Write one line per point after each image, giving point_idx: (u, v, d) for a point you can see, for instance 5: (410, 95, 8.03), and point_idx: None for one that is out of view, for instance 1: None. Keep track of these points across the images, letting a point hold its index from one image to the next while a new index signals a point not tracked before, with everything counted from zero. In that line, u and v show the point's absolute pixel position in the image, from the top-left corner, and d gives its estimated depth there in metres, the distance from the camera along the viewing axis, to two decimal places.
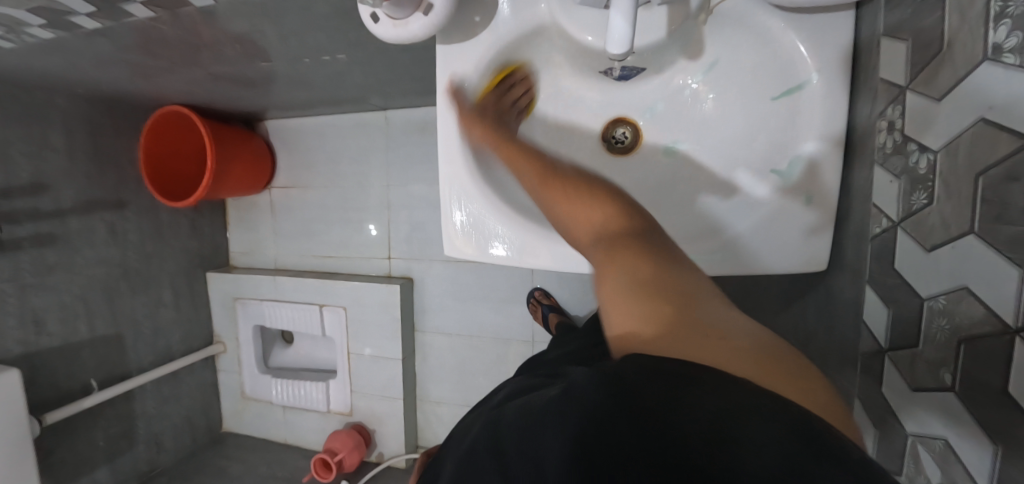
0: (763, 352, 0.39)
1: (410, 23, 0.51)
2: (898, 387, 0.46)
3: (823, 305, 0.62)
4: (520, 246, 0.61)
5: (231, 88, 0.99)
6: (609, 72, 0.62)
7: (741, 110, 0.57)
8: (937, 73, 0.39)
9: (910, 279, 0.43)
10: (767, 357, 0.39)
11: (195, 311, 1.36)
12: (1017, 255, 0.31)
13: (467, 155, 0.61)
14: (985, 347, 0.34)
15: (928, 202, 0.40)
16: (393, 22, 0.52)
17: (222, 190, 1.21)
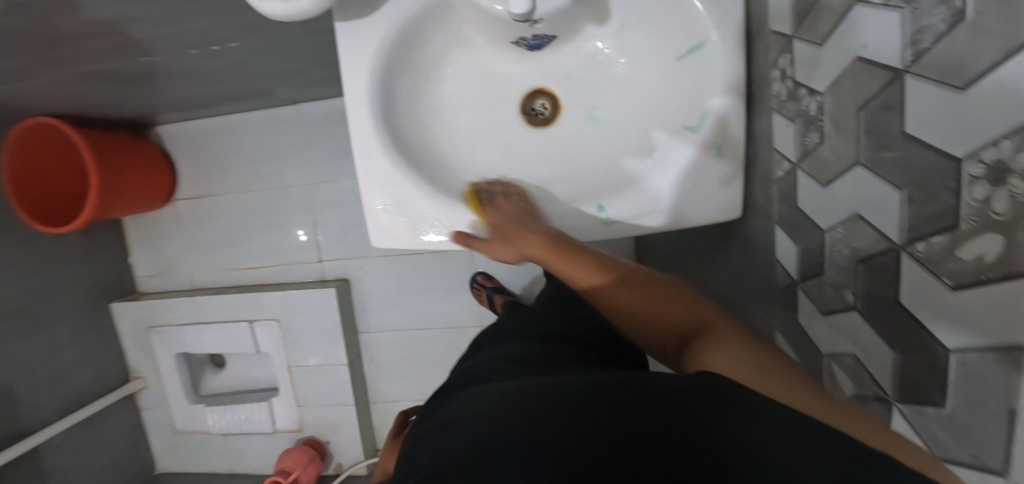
0: (784, 367, 0.38)
1: None
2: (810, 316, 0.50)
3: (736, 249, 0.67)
4: (452, 228, 0.60)
5: (105, 88, 0.90)
6: (520, 42, 0.60)
7: (651, 71, 0.59)
8: (817, 18, 0.41)
9: (811, 215, 0.46)
10: (777, 369, 0.37)
11: (104, 346, 1.23)
12: (896, 179, 0.34)
13: (384, 141, 0.58)
14: (879, 265, 0.37)
15: (820, 141, 0.43)
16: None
17: (113, 209, 1.09)
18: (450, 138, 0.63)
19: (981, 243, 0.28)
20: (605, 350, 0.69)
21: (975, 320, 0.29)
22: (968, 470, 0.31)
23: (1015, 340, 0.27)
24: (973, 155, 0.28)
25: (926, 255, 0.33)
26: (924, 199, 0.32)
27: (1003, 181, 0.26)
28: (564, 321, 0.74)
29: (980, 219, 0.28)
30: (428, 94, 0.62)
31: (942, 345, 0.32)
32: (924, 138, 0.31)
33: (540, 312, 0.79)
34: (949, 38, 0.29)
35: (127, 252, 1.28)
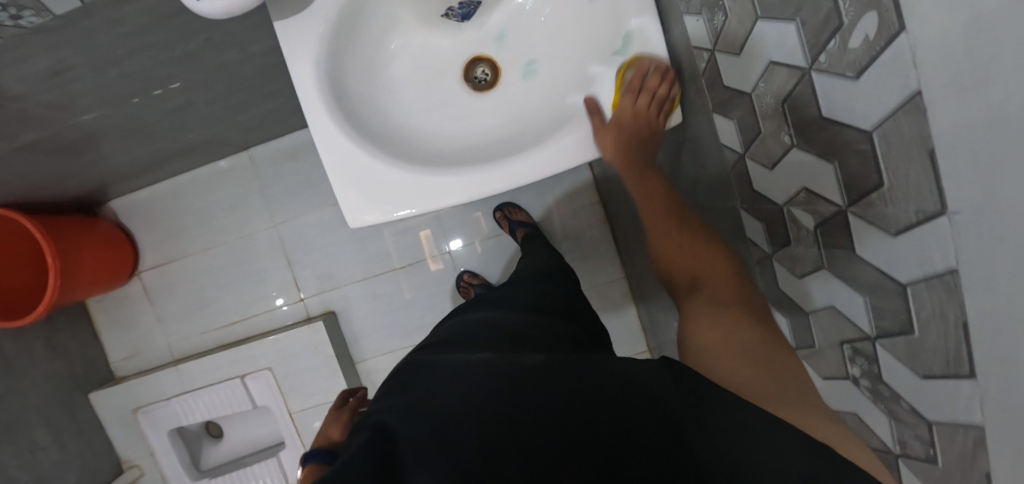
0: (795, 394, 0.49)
1: None
2: (753, 184, 0.54)
3: (686, 166, 0.72)
4: (431, 192, 0.63)
5: (50, 161, 0.89)
6: (450, 14, 0.66)
7: (571, 14, 0.64)
8: None
9: (735, 86, 0.51)
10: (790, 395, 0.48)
11: (88, 442, 1.15)
12: (788, 13, 0.40)
13: (340, 123, 0.61)
14: (799, 93, 0.43)
15: (725, 17, 0.49)
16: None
17: (74, 289, 1.06)
18: (403, 113, 0.67)
19: (863, 25, 0.34)
20: (550, 310, 0.77)
21: (880, 91, 0.34)
22: (915, 227, 0.35)
23: (913, 87, 0.31)
24: None
25: (829, 62, 0.38)
26: (813, 16, 0.38)
27: None
28: (516, 293, 0.82)
29: (856, 8, 0.34)
30: (376, 77, 0.66)
31: (863, 133, 0.37)
32: None
33: (505, 289, 0.85)
34: None
35: (97, 338, 1.23)
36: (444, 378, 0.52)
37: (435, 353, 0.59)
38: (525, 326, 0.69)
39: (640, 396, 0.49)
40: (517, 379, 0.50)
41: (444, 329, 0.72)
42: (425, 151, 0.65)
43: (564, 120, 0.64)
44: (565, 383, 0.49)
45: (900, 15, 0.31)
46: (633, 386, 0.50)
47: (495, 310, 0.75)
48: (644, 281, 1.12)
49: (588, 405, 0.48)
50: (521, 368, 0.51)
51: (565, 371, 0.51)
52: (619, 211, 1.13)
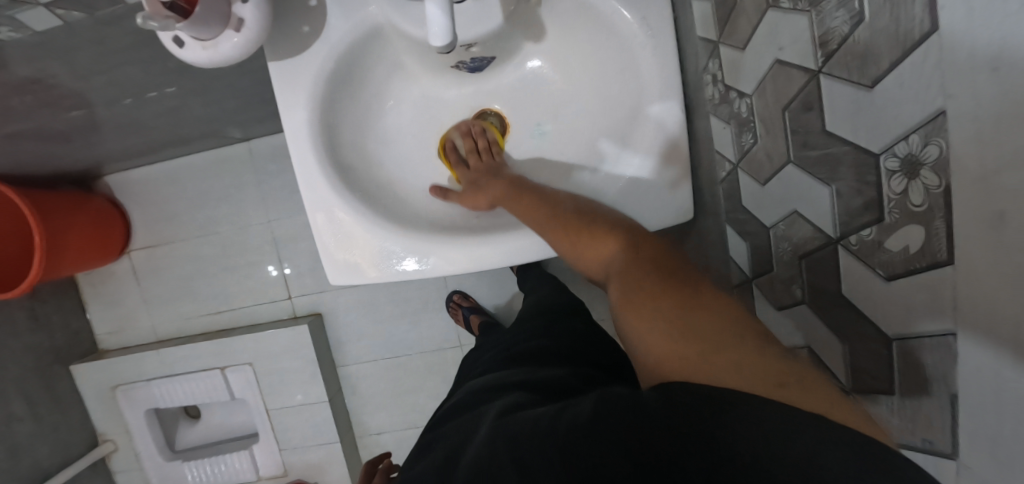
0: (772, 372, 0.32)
1: (220, 44, 0.45)
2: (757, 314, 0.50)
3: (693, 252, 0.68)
4: (410, 258, 0.59)
5: (40, 146, 0.86)
6: (459, 66, 0.59)
7: (590, 84, 0.59)
8: (735, 23, 0.42)
9: (754, 212, 0.46)
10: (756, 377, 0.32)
11: (65, 414, 1.17)
12: (824, 175, 0.35)
13: (330, 179, 0.57)
14: (819, 257, 0.38)
15: (753, 141, 0.44)
16: (199, 43, 0.45)
17: (62, 267, 1.04)
18: (397, 167, 0.63)
19: (905, 234, 0.29)
20: (588, 357, 0.62)
21: (910, 307, 0.30)
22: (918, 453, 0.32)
23: (949, 326, 0.28)
24: (889, 149, 0.29)
25: (860, 247, 0.33)
26: (849, 193, 0.33)
27: (917, 174, 0.28)
28: (537, 336, 0.67)
29: (901, 211, 0.29)
30: (372, 126, 0.61)
31: (882, 335, 0.33)
32: (842, 135, 0.33)
33: (524, 324, 0.75)
34: (852, 39, 0.30)
35: (84, 311, 1.24)
36: (465, 446, 0.44)
37: (455, 418, 0.52)
38: (560, 369, 0.55)
39: (642, 408, 0.33)
40: (517, 429, 0.38)
41: (463, 390, 0.61)
42: (415, 211, 0.61)
43: None
44: (567, 421, 0.36)
45: (949, 246, 0.27)
46: (630, 398, 0.35)
47: (523, 356, 0.62)
48: None
49: (587, 437, 0.34)
50: (521, 420, 0.39)
51: (562, 409, 0.38)
52: None
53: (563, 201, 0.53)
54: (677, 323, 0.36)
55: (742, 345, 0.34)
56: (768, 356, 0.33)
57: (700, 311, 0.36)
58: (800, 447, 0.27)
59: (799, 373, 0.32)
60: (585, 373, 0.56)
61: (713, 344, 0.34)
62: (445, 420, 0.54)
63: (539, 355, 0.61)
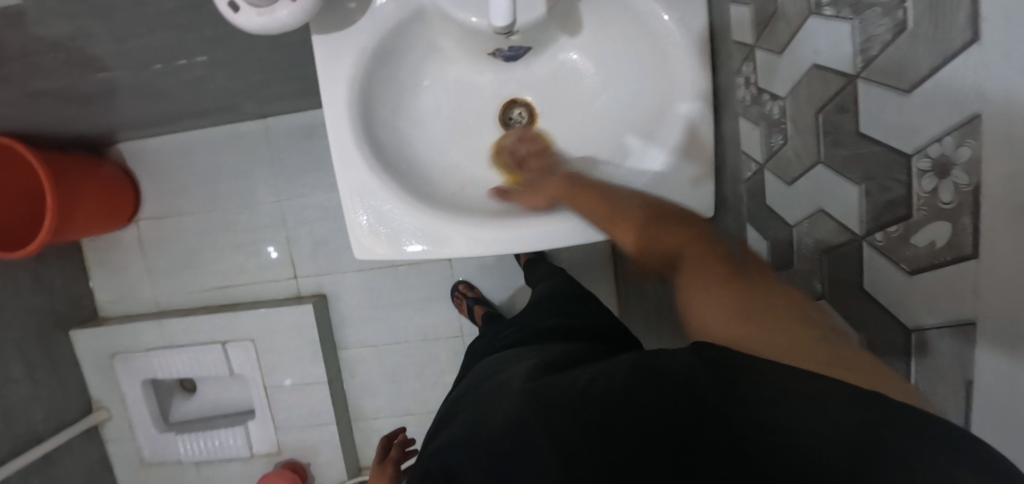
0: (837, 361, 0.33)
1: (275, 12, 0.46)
2: None
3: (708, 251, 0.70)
4: (435, 238, 0.60)
5: (61, 107, 0.86)
6: (497, 53, 0.61)
7: (622, 80, 0.61)
8: (774, 28, 0.45)
9: (777, 210, 0.49)
10: (834, 364, 0.33)
11: (61, 379, 1.17)
12: (854, 175, 0.38)
13: (364, 154, 0.59)
14: (843, 253, 0.41)
15: (783, 141, 0.46)
16: (254, 9, 0.46)
17: (71, 231, 1.04)
18: (426, 148, 0.64)
19: (932, 230, 0.31)
20: (598, 336, 0.64)
21: (932, 298, 0.33)
22: None
23: (967, 316, 0.30)
24: (921, 151, 0.31)
25: (885, 243, 0.36)
26: (878, 191, 0.36)
27: (948, 173, 0.30)
28: (547, 316, 0.69)
29: (929, 209, 0.31)
30: (405, 106, 0.63)
31: (902, 326, 0.36)
32: (874, 136, 0.35)
33: (536, 308, 0.77)
34: (892, 45, 0.32)
35: (86, 277, 1.24)
36: (489, 403, 0.45)
37: (468, 393, 0.53)
38: (576, 344, 0.58)
39: (669, 378, 0.37)
40: (548, 400, 0.40)
41: (475, 369, 0.62)
42: (441, 192, 0.63)
43: (588, 188, 0.61)
44: (602, 388, 0.39)
45: (975, 241, 0.29)
46: (661, 375, 0.37)
47: (537, 333, 0.64)
48: (638, 328, 1.12)
49: (620, 408, 0.37)
50: (554, 387, 0.42)
51: (593, 384, 0.40)
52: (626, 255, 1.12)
53: (624, 195, 0.52)
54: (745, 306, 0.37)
55: (809, 325, 0.36)
56: (825, 346, 0.34)
57: (775, 298, 0.37)
58: (807, 433, 0.29)
59: (854, 356, 0.34)
60: (598, 348, 0.59)
61: (775, 330, 0.35)
62: (460, 393, 0.55)
63: (551, 333, 0.63)
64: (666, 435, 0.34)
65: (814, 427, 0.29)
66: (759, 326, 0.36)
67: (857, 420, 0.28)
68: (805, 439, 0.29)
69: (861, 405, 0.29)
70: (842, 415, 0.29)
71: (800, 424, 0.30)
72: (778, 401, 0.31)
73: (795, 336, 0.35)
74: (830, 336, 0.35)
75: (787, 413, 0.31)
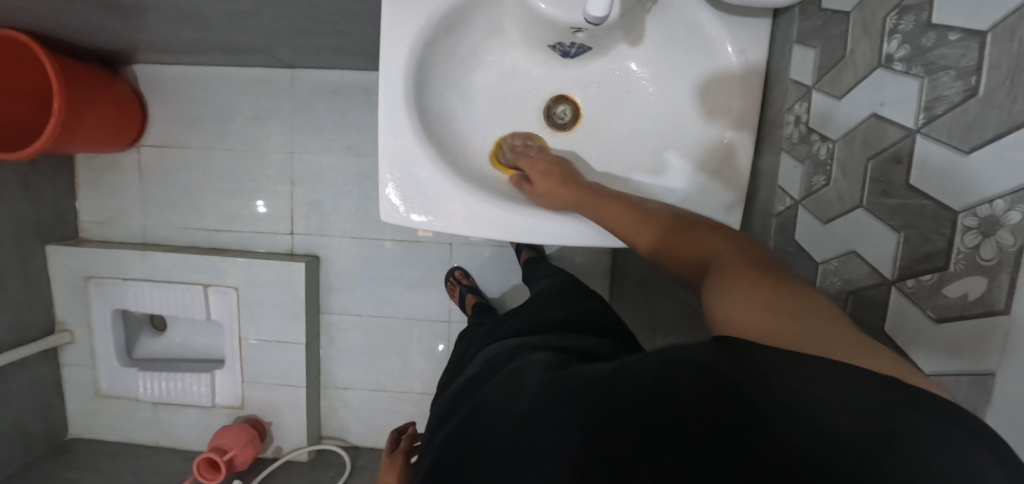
0: (843, 338, 0.30)
1: None
2: None
3: None
4: (463, 214, 0.61)
5: (91, 13, 0.83)
6: (558, 47, 0.63)
7: (673, 96, 0.62)
8: (838, 74, 0.47)
9: (807, 247, 0.52)
10: (834, 339, 0.30)
11: (29, 293, 1.12)
12: (895, 222, 0.40)
13: (411, 120, 0.59)
14: (868, 295, 0.43)
15: (826, 182, 0.49)
16: None
17: (71, 144, 0.99)
18: (469, 125, 0.65)
19: (966, 283, 0.34)
20: (605, 331, 0.65)
21: (954, 346, 0.35)
22: None
23: (987, 367, 0.33)
24: (970, 209, 0.33)
25: (915, 290, 0.38)
26: (917, 241, 0.38)
27: (993, 232, 0.32)
28: (553, 310, 0.69)
29: (967, 263, 0.34)
30: (457, 81, 0.64)
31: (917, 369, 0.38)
32: (924, 189, 0.37)
33: (538, 302, 0.78)
34: (961, 108, 0.34)
35: (74, 193, 1.20)
36: (504, 395, 0.42)
37: (483, 380, 0.50)
38: (588, 340, 0.57)
39: (689, 364, 0.32)
40: (570, 387, 0.37)
41: (479, 356, 0.62)
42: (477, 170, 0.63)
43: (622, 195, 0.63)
44: (625, 377, 0.34)
45: (1009, 299, 0.31)
46: (684, 359, 0.33)
47: (546, 325, 0.64)
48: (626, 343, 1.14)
49: (640, 395, 0.32)
50: (577, 378, 0.38)
51: (619, 371, 0.36)
52: (625, 270, 1.14)
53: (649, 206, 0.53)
54: (752, 288, 0.36)
55: (822, 317, 0.32)
56: (830, 326, 0.32)
57: (781, 288, 0.35)
58: (830, 414, 0.25)
59: (870, 347, 0.30)
60: (607, 343, 0.59)
61: (786, 308, 0.33)
62: (472, 378, 0.52)
63: (560, 325, 0.63)
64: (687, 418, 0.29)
65: (836, 407, 0.25)
66: (765, 303, 0.34)
67: (877, 401, 0.25)
68: (829, 418, 0.25)
69: (877, 384, 0.26)
70: (860, 393, 0.26)
71: (819, 407, 0.26)
72: (797, 381, 0.27)
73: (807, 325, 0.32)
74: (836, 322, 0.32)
75: (803, 389, 0.27)
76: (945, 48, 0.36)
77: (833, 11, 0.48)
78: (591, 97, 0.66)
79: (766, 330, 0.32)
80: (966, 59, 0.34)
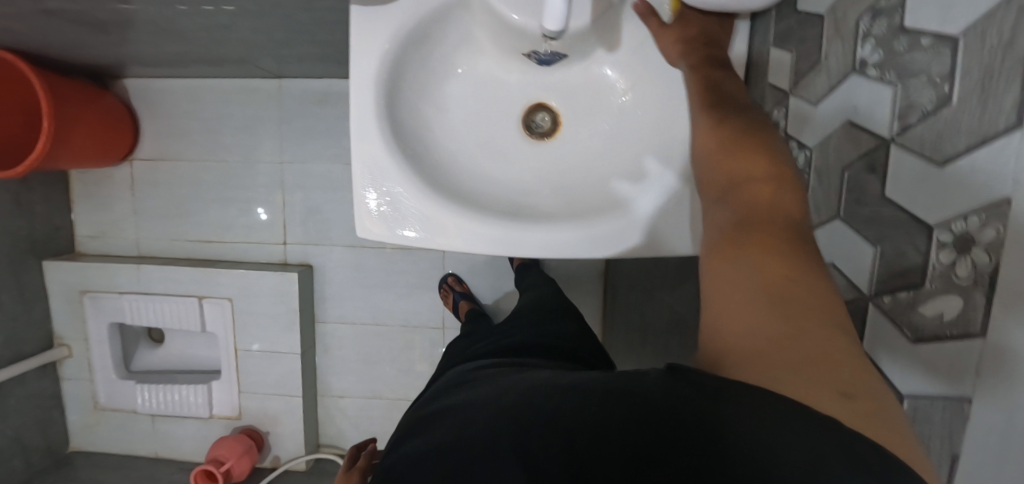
0: (854, 384, 0.28)
1: None
2: None
3: None
4: (436, 228, 0.60)
5: (71, 30, 0.83)
6: (532, 55, 0.61)
7: (651, 102, 0.60)
8: (814, 79, 0.45)
9: None
10: (842, 385, 0.28)
11: (26, 308, 1.13)
12: (871, 235, 0.38)
13: (385, 133, 0.58)
14: (846, 310, 0.42)
15: (804, 191, 0.47)
16: None
17: (60, 161, 1.00)
18: (446, 136, 0.64)
19: (942, 302, 0.32)
20: (572, 357, 0.62)
21: (930, 367, 0.33)
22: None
23: (964, 392, 0.31)
24: (943, 224, 0.32)
25: (891, 307, 0.36)
26: (893, 255, 0.36)
27: (967, 250, 0.30)
28: (523, 333, 0.68)
29: (941, 280, 0.32)
30: (432, 91, 0.63)
31: (895, 389, 0.37)
32: (898, 202, 0.35)
33: (514, 320, 0.76)
34: (933, 118, 0.32)
35: (68, 208, 1.21)
36: (456, 412, 0.42)
37: (444, 398, 0.49)
38: (548, 364, 0.56)
39: (640, 396, 0.31)
40: (518, 403, 0.37)
41: (445, 376, 0.61)
42: (451, 182, 0.62)
43: (597, 204, 0.61)
44: (572, 400, 0.34)
45: (983, 321, 0.29)
46: (633, 383, 0.33)
47: (515, 349, 0.62)
48: (619, 348, 1.13)
49: (583, 420, 0.31)
50: (526, 397, 0.37)
51: (569, 390, 0.36)
52: (618, 274, 1.12)
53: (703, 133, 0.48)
54: (772, 297, 0.33)
55: (826, 342, 0.30)
56: (844, 364, 0.29)
57: (805, 307, 0.32)
58: (769, 455, 0.24)
59: (862, 388, 0.28)
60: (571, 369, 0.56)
61: (801, 336, 0.30)
62: (442, 393, 0.52)
63: (537, 349, 0.62)
64: (626, 439, 0.29)
65: (772, 448, 0.25)
66: (782, 325, 0.31)
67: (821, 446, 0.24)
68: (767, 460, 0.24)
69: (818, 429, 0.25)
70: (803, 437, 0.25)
71: (759, 440, 0.25)
72: (748, 419, 0.26)
73: (794, 343, 0.30)
74: (854, 360, 0.29)
75: (746, 427, 0.26)
76: (917, 52, 0.34)
77: (807, 13, 0.47)
78: (571, 103, 0.64)
79: (772, 362, 0.30)
80: (938, 65, 0.32)
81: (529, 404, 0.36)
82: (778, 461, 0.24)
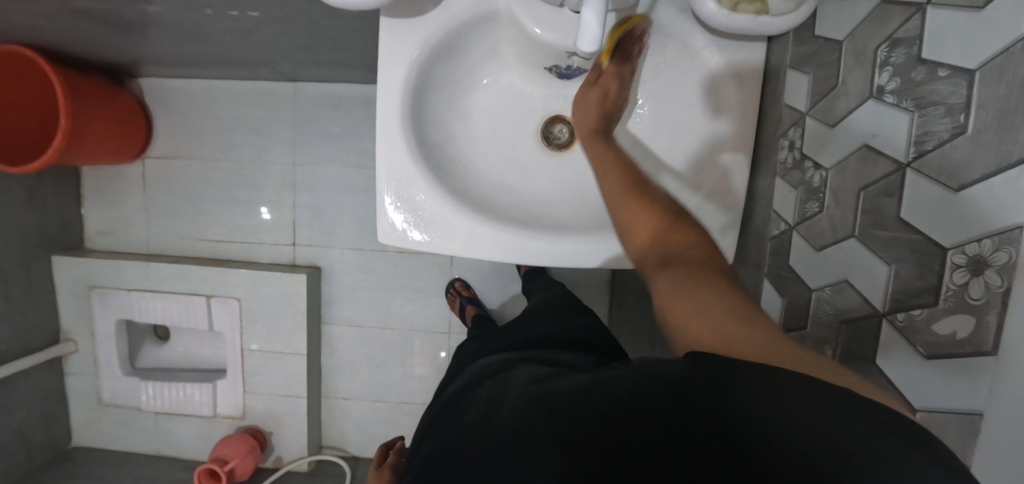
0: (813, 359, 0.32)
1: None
2: None
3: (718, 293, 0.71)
4: (457, 234, 0.61)
5: (95, 28, 0.84)
6: (553, 69, 0.63)
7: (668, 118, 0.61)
8: (831, 102, 0.47)
9: (802, 274, 0.52)
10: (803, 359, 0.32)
11: (34, 302, 1.13)
12: (887, 255, 0.40)
13: (408, 139, 0.59)
14: (860, 325, 0.43)
15: (819, 210, 0.49)
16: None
17: (76, 156, 1.01)
18: (467, 145, 0.65)
19: (955, 321, 0.34)
20: (592, 347, 0.64)
21: (945, 383, 0.35)
22: None
23: (977, 407, 0.33)
24: (959, 247, 0.33)
25: (905, 324, 0.38)
26: (908, 275, 0.38)
27: (981, 272, 0.32)
28: (544, 325, 0.70)
29: (956, 300, 0.34)
30: (454, 100, 0.64)
31: (908, 403, 0.38)
32: (914, 224, 0.37)
33: (531, 318, 0.77)
34: (950, 145, 0.34)
35: (79, 204, 1.22)
36: (483, 405, 0.43)
37: (468, 391, 0.50)
38: (568, 354, 0.57)
39: (666, 383, 0.32)
40: (545, 405, 0.36)
41: (468, 368, 0.62)
42: (471, 189, 0.64)
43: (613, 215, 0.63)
44: (603, 390, 0.35)
45: (997, 339, 0.31)
46: (659, 375, 0.33)
47: (536, 342, 0.64)
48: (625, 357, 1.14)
49: (617, 413, 0.32)
50: (554, 388, 0.38)
51: (593, 384, 0.36)
52: (624, 283, 1.14)
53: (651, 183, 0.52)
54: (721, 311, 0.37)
55: (775, 338, 0.34)
56: (796, 348, 0.33)
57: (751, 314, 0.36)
58: (802, 435, 0.25)
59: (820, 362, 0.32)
60: (595, 360, 0.58)
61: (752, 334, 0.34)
62: (464, 390, 0.52)
63: (557, 341, 0.63)
64: (664, 433, 0.30)
65: (802, 427, 0.26)
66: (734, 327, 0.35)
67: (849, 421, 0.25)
68: (798, 440, 0.25)
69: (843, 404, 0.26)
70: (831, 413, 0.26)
71: (788, 423, 0.26)
72: (772, 400, 0.27)
73: (768, 346, 0.33)
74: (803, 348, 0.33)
75: (771, 407, 0.27)
76: (935, 83, 0.36)
77: (826, 39, 0.48)
78: None
79: (738, 352, 0.33)
80: (955, 96, 0.34)
81: (560, 396, 0.36)
82: (810, 441, 0.25)
